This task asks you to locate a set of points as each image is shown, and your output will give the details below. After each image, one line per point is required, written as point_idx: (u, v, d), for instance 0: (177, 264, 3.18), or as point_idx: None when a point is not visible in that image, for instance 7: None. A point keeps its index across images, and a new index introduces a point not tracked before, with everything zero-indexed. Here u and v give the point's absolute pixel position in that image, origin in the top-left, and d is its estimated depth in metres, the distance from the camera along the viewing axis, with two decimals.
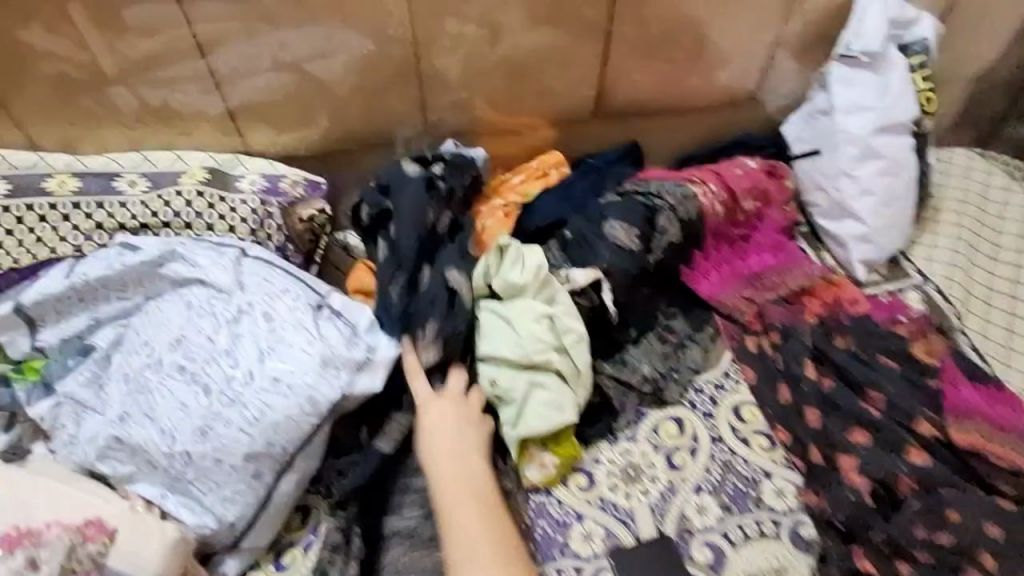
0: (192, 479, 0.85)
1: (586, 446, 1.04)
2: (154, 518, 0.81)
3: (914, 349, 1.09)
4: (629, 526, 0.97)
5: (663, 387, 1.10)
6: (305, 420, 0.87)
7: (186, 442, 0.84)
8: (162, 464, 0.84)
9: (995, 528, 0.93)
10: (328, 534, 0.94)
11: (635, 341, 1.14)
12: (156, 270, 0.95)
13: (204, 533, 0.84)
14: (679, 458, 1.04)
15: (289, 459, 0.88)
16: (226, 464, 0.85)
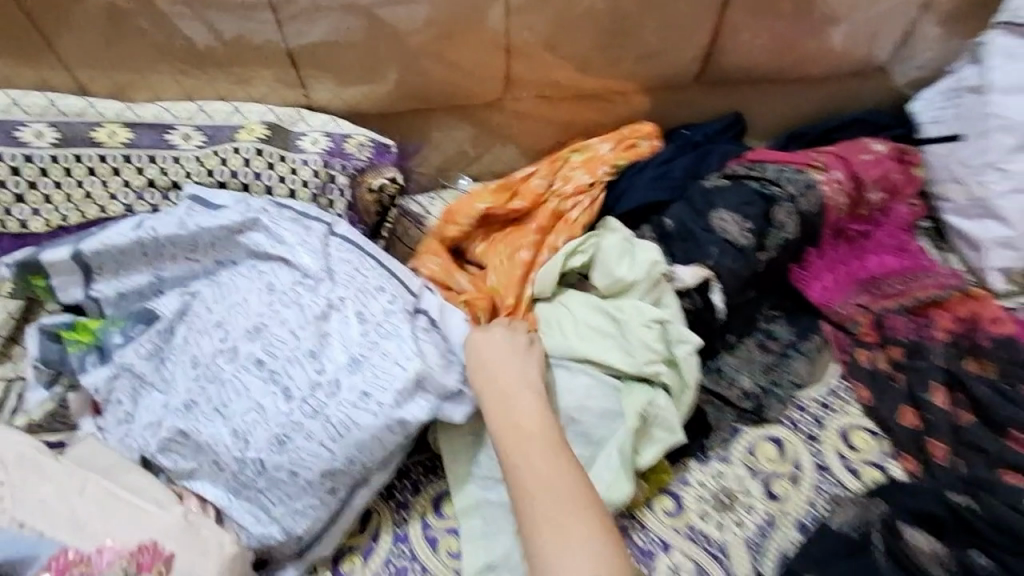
0: (262, 488, 0.77)
1: (675, 466, 0.94)
2: (213, 527, 0.73)
3: None
4: (722, 564, 0.86)
5: (765, 404, 0.97)
6: (392, 440, 0.78)
7: (260, 450, 0.76)
8: (232, 468, 0.76)
9: None
10: (394, 543, 0.88)
11: (732, 347, 1.01)
12: (234, 237, 0.86)
13: (267, 543, 0.77)
14: (780, 488, 0.91)
15: (366, 476, 0.81)
16: (302, 479, 0.76)
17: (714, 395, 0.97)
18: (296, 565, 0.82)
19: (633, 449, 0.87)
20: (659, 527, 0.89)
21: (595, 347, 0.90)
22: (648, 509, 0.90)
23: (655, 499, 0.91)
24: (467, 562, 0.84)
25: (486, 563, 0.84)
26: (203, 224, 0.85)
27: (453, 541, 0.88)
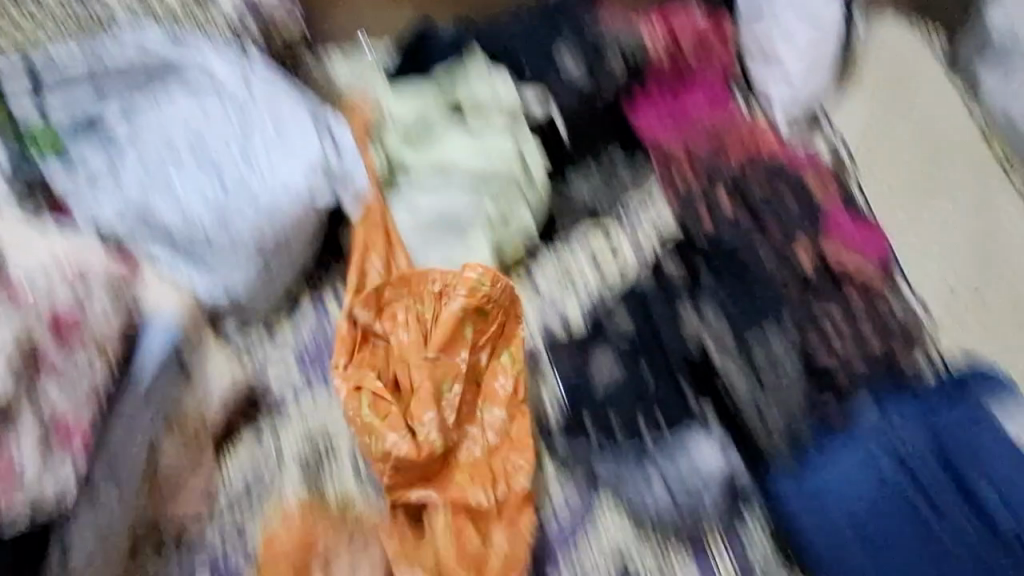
0: (207, 253, 1.01)
1: (533, 256, 1.22)
2: (167, 285, 0.96)
3: (809, 184, 1.23)
4: (562, 320, 1.16)
5: (598, 207, 1.27)
6: (307, 216, 1.05)
7: (204, 221, 1.01)
8: (184, 240, 1.01)
9: (879, 340, 1.02)
10: (312, 316, 1.13)
11: (577, 169, 1.30)
12: (168, 65, 1.08)
13: (216, 299, 1.03)
14: (608, 269, 1.21)
15: (290, 249, 1.07)
16: (239, 246, 1.01)
17: (563, 204, 1.27)
18: (236, 322, 1.09)
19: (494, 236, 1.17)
20: (522, 295, 1.19)
21: (466, 157, 1.20)
22: (513, 284, 1.20)
23: (517, 280, 1.20)
24: None
25: None
26: (138, 51, 1.06)
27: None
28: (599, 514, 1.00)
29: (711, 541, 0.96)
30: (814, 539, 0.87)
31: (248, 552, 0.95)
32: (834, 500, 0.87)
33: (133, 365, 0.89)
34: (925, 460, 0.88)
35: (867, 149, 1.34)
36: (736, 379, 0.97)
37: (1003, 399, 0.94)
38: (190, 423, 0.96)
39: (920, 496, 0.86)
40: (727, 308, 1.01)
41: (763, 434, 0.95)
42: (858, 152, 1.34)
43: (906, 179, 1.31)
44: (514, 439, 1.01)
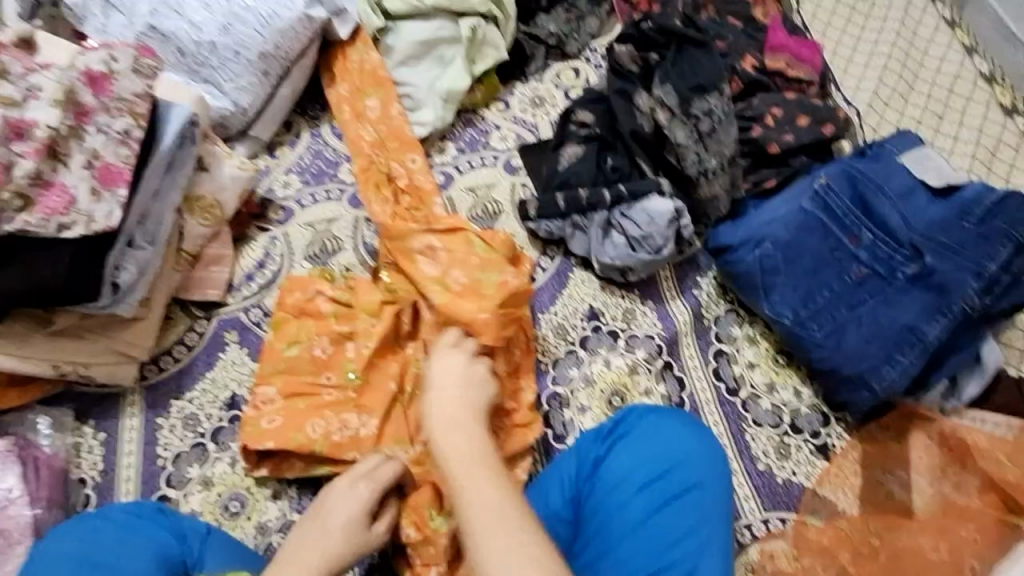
0: (215, 67, 1.12)
1: (505, 85, 1.30)
2: (180, 84, 1.05)
3: (755, 12, 1.30)
4: (534, 134, 1.26)
5: (566, 42, 1.32)
6: (304, 32, 1.14)
7: (211, 34, 1.11)
8: (192, 51, 1.11)
9: (805, 118, 1.16)
10: (307, 140, 1.23)
11: (546, 10, 1.33)
12: None
13: (224, 113, 1.13)
14: (574, 94, 1.30)
15: (288, 68, 1.16)
16: (243, 57, 1.11)
17: (530, 37, 1.32)
18: (243, 142, 1.17)
19: (468, 61, 1.23)
20: (493, 117, 1.27)
21: None
22: (486, 108, 1.27)
23: (492, 103, 1.28)
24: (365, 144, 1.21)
25: None
26: None
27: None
28: (574, 278, 1.11)
29: (668, 288, 1.10)
30: (752, 269, 1.02)
31: (265, 316, 1.08)
32: (766, 232, 1.03)
33: (159, 137, 0.95)
34: (842, 198, 1.02)
35: None
36: (682, 138, 1.07)
37: (916, 150, 1.05)
38: (208, 206, 1.05)
39: (834, 223, 1.01)
40: (677, 85, 1.10)
41: (705, 184, 1.07)
42: None
43: (838, 13, 1.40)
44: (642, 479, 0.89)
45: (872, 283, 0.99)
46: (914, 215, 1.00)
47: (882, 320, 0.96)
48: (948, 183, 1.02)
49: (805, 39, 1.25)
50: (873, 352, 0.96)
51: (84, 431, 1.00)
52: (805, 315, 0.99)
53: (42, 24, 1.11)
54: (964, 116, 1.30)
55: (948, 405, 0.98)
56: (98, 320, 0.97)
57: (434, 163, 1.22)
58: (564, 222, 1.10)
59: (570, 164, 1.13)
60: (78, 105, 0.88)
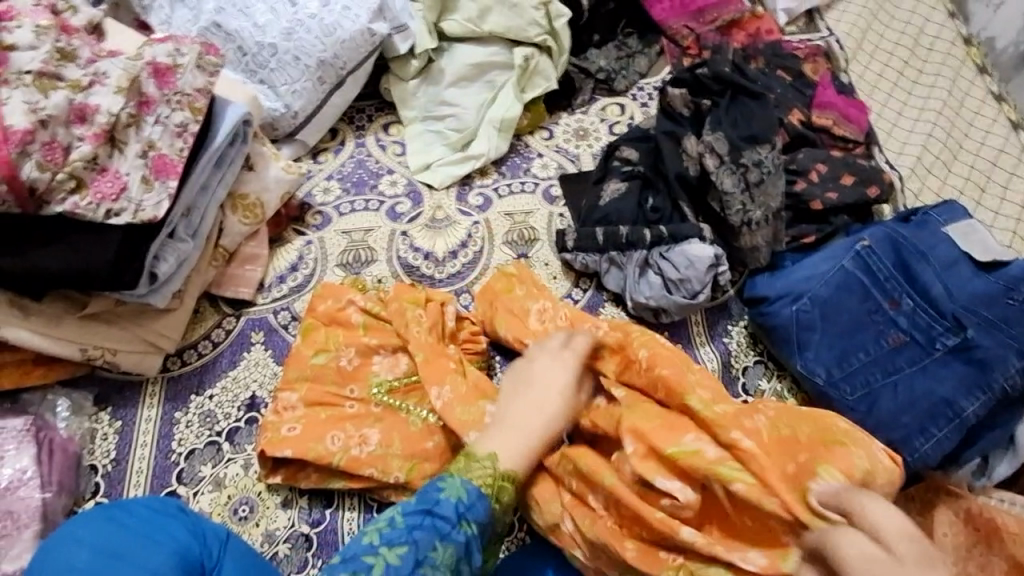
0: (272, 69, 1.13)
1: (551, 114, 1.31)
2: (238, 83, 1.06)
3: (804, 68, 1.31)
4: (576, 165, 1.26)
5: (614, 79, 1.33)
6: (365, 45, 1.15)
7: (273, 37, 1.12)
8: (252, 51, 1.12)
9: (849, 178, 1.16)
10: (352, 149, 1.24)
11: (597, 46, 1.36)
12: None
13: (275, 114, 1.14)
14: (619, 129, 1.30)
15: (344, 77, 1.17)
16: (302, 62, 1.12)
17: (580, 70, 1.34)
18: (290, 145, 1.18)
19: (519, 88, 1.24)
20: (537, 145, 1.27)
21: (501, 23, 1.23)
22: (530, 135, 1.28)
23: (536, 130, 1.29)
24: (410, 159, 1.22)
25: (425, 163, 1.21)
26: None
27: (397, 148, 1.24)
28: (604, 312, 1.11)
29: (698, 333, 1.10)
30: (788, 323, 1.01)
31: (294, 320, 1.07)
32: (805, 287, 1.02)
33: (212, 133, 0.95)
34: (884, 262, 1.02)
35: (856, 46, 1.44)
36: (729, 185, 1.07)
37: (962, 222, 1.05)
38: (250, 205, 1.05)
39: (875, 287, 1.01)
40: (728, 133, 1.10)
41: (747, 233, 1.06)
42: (848, 46, 1.43)
43: (885, 77, 1.41)
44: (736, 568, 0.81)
45: (910, 350, 0.98)
46: (957, 286, 0.99)
47: (918, 390, 0.95)
48: (993, 259, 1.01)
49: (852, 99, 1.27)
50: (907, 423, 0.94)
51: (101, 418, 0.99)
52: (838, 376, 0.98)
53: (107, 10, 1.13)
54: (1006, 190, 1.30)
55: (978, 484, 0.95)
56: (131, 308, 0.97)
57: (475, 184, 1.22)
58: (601, 256, 1.10)
59: (611, 199, 1.13)
60: (141, 95, 0.88)
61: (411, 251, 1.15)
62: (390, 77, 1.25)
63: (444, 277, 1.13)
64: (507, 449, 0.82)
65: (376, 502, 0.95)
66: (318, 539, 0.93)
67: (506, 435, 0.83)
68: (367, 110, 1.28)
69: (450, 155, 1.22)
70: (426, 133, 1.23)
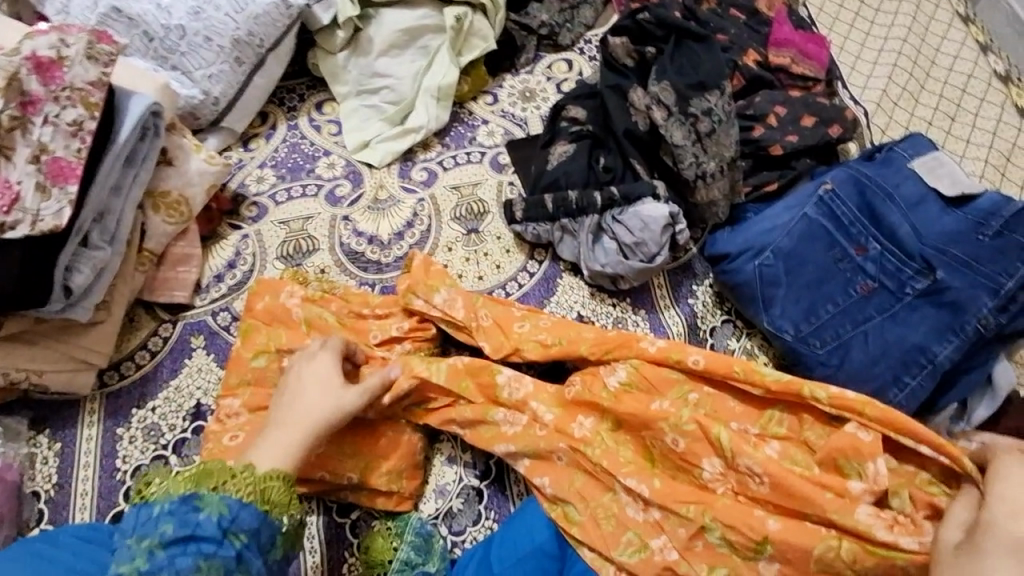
0: (183, 53, 1.04)
1: (494, 78, 1.23)
2: (143, 70, 0.99)
3: (759, 5, 1.23)
4: (524, 129, 1.19)
5: (558, 32, 1.25)
6: (281, 18, 1.07)
7: (180, 18, 1.03)
8: (159, 35, 1.04)
9: (810, 119, 1.09)
10: (284, 133, 1.16)
11: None
12: None
13: (193, 102, 1.06)
14: (567, 87, 1.23)
15: (264, 56, 1.09)
16: (215, 43, 1.04)
17: (522, 27, 1.24)
18: (214, 134, 1.10)
19: (455, 52, 1.16)
20: (481, 111, 1.20)
21: None
22: (473, 102, 1.21)
23: (479, 96, 1.21)
24: (347, 139, 1.14)
25: (363, 141, 1.14)
26: None
27: (332, 127, 1.17)
28: (562, 284, 1.06)
29: (661, 297, 1.05)
30: (751, 279, 0.96)
31: (235, 320, 1.01)
32: (767, 241, 0.97)
33: (116, 128, 0.88)
34: (849, 206, 0.96)
35: None
36: (679, 138, 1.01)
37: (928, 155, 0.99)
38: (173, 203, 0.98)
39: (840, 233, 0.96)
40: (674, 82, 1.03)
41: (702, 188, 1.01)
42: None
43: (846, 7, 1.33)
44: (697, 545, 0.79)
45: (880, 297, 0.93)
46: (926, 225, 0.94)
47: (889, 338, 0.91)
48: (963, 192, 0.95)
49: (810, 34, 1.18)
50: (878, 372, 0.90)
51: (39, 441, 0.94)
52: (807, 330, 0.94)
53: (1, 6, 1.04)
54: (977, 118, 1.23)
55: (957, 429, 0.91)
56: (55, 324, 0.92)
57: (418, 159, 1.15)
58: (552, 225, 1.04)
59: (557, 161, 1.06)
60: (24, 94, 0.81)
61: (354, 236, 1.09)
62: (316, 51, 1.17)
63: (391, 261, 1.08)
64: (278, 451, 0.78)
65: (335, 504, 0.90)
66: None
67: (274, 444, 0.78)
68: (298, 91, 1.19)
69: (388, 131, 1.14)
70: (360, 109, 1.16)
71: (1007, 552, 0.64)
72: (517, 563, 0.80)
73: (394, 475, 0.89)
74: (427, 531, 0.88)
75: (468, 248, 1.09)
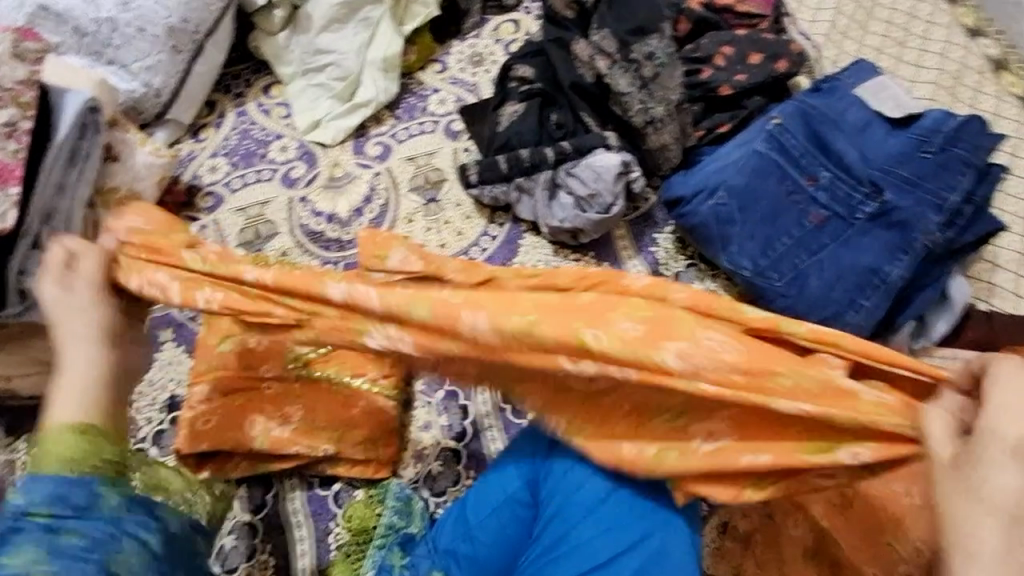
0: (118, 46, 1.02)
1: (442, 45, 1.22)
2: (76, 67, 0.97)
3: None
4: (475, 95, 1.18)
5: None
6: (213, 2, 1.06)
7: (110, 11, 1.02)
8: (92, 30, 1.02)
9: (757, 56, 1.09)
10: (234, 119, 1.15)
11: None
12: None
13: (135, 96, 1.04)
14: (515, 48, 1.21)
15: (201, 42, 1.08)
16: (149, 33, 1.03)
17: None
18: (162, 128, 1.09)
19: (397, 21, 1.15)
20: (430, 80, 1.19)
21: None
22: (423, 71, 1.19)
23: (428, 65, 1.20)
24: (297, 120, 1.13)
25: (313, 120, 1.13)
26: None
27: (282, 110, 1.16)
28: (525, 244, 1.06)
29: (624, 247, 1.06)
30: (707, 220, 0.97)
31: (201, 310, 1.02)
32: (719, 180, 0.98)
33: (55, 128, 0.88)
34: (797, 137, 0.97)
35: None
36: (624, 86, 1.00)
37: (871, 80, 0.99)
38: (123, 198, 0.98)
39: (791, 165, 0.96)
40: (615, 29, 1.02)
41: (653, 133, 1.01)
42: None
43: None
44: None
45: (833, 225, 0.94)
46: (873, 148, 0.95)
47: (844, 262, 0.92)
48: (906, 114, 0.96)
49: None
50: (835, 298, 0.91)
51: (18, 446, 0.94)
52: (765, 264, 0.95)
53: None
54: (926, 41, 1.23)
55: (917, 345, 0.94)
56: (16, 329, 0.92)
57: (370, 133, 1.14)
58: (508, 186, 1.04)
59: (507, 121, 1.06)
60: None
61: (313, 216, 1.09)
62: (258, 34, 1.16)
63: (352, 238, 1.07)
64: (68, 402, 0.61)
65: (317, 478, 0.92)
66: (265, 523, 0.90)
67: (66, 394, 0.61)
68: (245, 78, 1.18)
69: (338, 108, 1.13)
70: (308, 88, 1.14)
71: (1010, 461, 0.51)
72: (491, 513, 0.79)
73: (369, 443, 0.90)
74: (408, 495, 0.89)
75: (428, 217, 1.08)
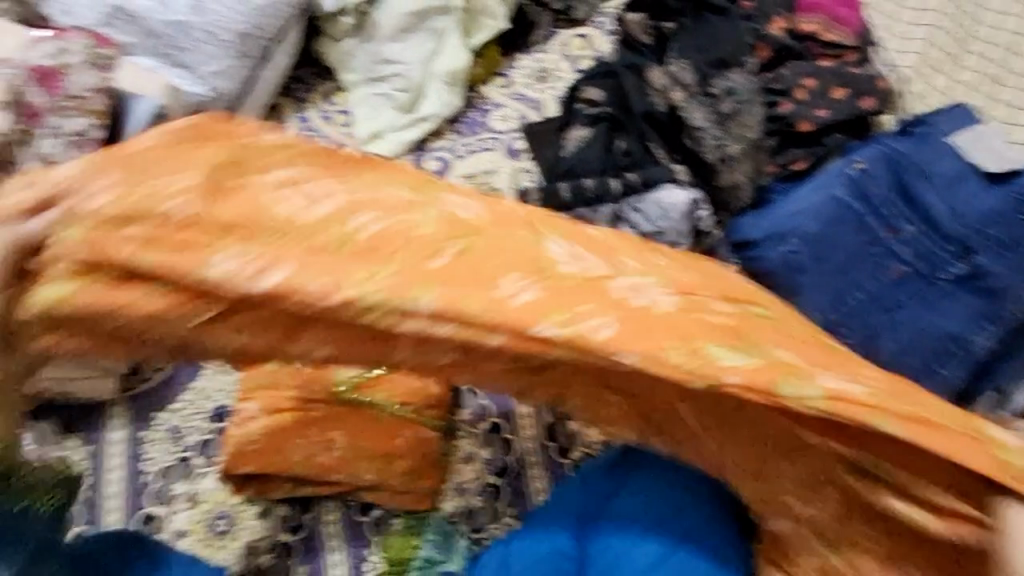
0: (187, 49, 1.02)
1: (508, 57, 1.19)
2: (145, 70, 0.97)
3: None
4: (539, 112, 1.14)
5: (573, 6, 1.19)
6: (284, 10, 1.05)
7: (182, 14, 1.01)
8: (162, 32, 1.02)
9: (841, 91, 1.02)
10: (294, 124, 1.14)
11: None
12: None
13: (201, 100, 1.04)
14: (584, 64, 1.17)
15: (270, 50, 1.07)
16: (219, 38, 1.02)
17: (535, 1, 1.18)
18: None
19: (465, 33, 1.12)
20: (496, 94, 1.15)
21: None
22: (487, 85, 1.16)
23: (493, 78, 1.17)
24: (358, 129, 1.11)
25: (374, 131, 1.11)
26: None
27: (343, 117, 1.14)
28: None
29: None
30: (777, 267, 0.92)
31: None
32: (794, 225, 0.93)
33: (122, 134, 0.88)
34: (881, 185, 0.91)
35: None
36: (700, 120, 0.98)
37: (968, 129, 0.93)
38: None
39: (872, 214, 0.91)
40: (693, 59, 1.02)
41: (726, 170, 0.98)
42: None
43: None
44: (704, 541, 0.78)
45: (912, 282, 0.88)
46: (966, 204, 0.89)
47: (923, 325, 0.87)
48: (1005, 169, 0.90)
49: None
50: (910, 363, 0.86)
51: (68, 443, 0.95)
52: (836, 318, 0.90)
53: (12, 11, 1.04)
54: None
55: None
56: None
57: (430, 147, 1.12)
58: (568, 215, 0.99)
59: (574, 140, 1.04)
60: (27, 106, 0.81)
61: None
62: (323, 39, 1.14)
63: None
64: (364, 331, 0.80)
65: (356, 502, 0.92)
66: (303, 546, 0.90)
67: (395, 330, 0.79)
68: (308, 83, 1.17)
69: (399, 119, 1.11)
70: (371, 96, 1.12)
71: None
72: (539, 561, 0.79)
73: (413, 475, 0.89)
74: (447, 529, 0.90)
75: None
